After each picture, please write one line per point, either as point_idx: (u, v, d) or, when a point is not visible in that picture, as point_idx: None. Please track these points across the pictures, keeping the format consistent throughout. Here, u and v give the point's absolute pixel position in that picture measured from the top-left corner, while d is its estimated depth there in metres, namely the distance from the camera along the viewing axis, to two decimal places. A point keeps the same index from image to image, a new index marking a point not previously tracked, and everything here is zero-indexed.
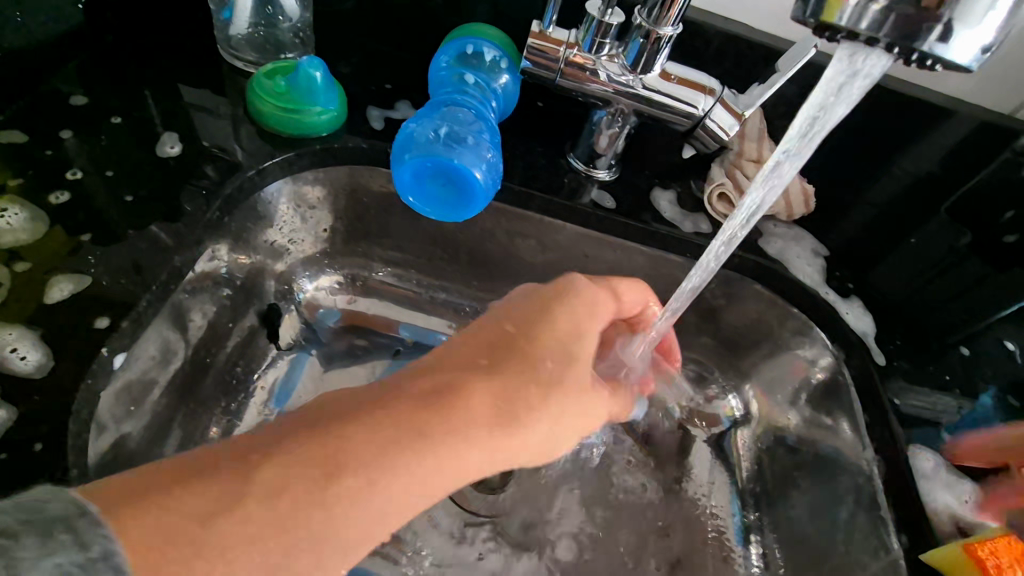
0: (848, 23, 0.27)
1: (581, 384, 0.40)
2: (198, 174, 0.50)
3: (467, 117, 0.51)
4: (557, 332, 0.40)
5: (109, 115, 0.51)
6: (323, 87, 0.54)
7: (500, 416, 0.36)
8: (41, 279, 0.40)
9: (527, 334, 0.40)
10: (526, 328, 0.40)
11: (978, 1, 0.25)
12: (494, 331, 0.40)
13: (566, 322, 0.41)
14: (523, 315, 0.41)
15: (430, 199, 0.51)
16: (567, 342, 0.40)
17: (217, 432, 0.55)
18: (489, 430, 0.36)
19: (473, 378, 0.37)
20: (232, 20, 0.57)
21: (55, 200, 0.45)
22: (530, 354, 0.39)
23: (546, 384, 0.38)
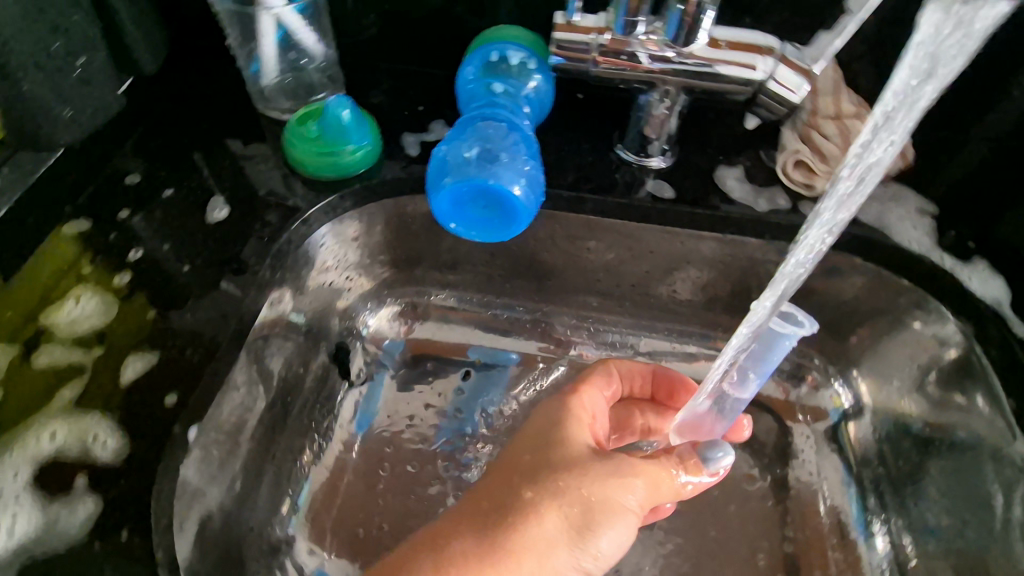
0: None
1: (579, 541, 0.40)
2: (249, 231, 0.51)
3: (499, 131, 0.48)
4: (585, 496, 0.40)
5: (161, 189, 0.53)
6: (353, 125, 0.53)
7: (560, 501, 0.40)
8: (116, 362, 0.41)
9: (567, 502, 0.40)
10: (572, 496, 0.40)
11: None
12: (565, 493, 0.40)
13: (573, 426, 0.44)
14: (565, 488, 0.40)
15: (473, 222, 0.49)
16: (599, 515, 0.40)
17: (310, 457, 0.57)
18: (559, 501, 0.40)
19: (525, 536, 0.39)
20: (262, 72, 0.56)
21: (119, 282, 0.47)
22: (571, 528, 0.40)
23: (569, 545, 0.39)
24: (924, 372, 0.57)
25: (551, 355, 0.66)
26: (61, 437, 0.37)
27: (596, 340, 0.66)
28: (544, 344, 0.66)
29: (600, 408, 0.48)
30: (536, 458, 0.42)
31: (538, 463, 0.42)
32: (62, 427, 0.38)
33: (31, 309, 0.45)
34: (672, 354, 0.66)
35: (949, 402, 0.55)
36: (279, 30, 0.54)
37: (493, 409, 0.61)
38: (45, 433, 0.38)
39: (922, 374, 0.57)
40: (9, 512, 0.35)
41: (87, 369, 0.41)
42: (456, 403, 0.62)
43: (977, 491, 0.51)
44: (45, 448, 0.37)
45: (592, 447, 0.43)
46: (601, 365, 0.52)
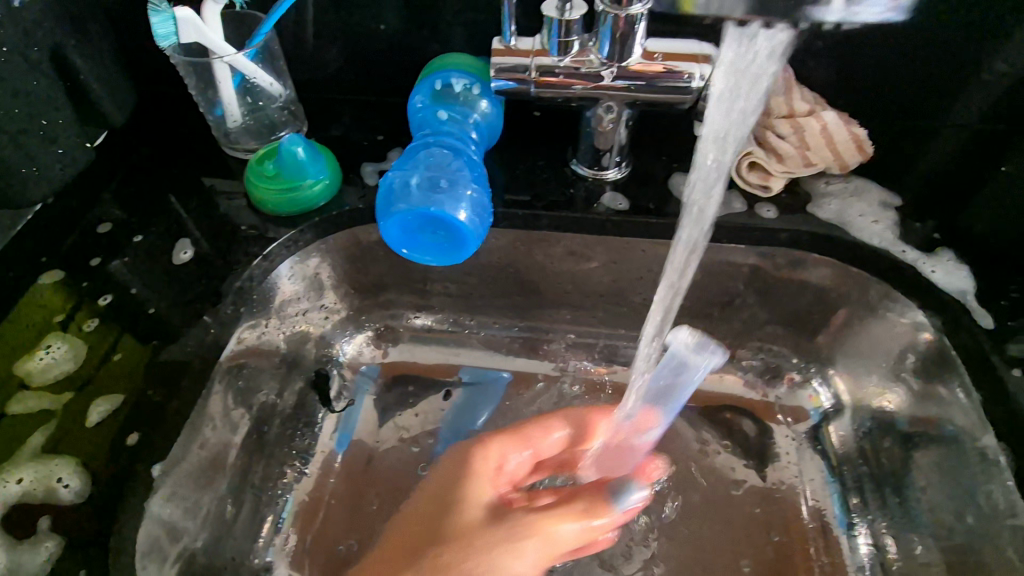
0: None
1: None
2: (213, 269, 0.53)
3: (443, 158, 0.50)
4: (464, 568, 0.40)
5: (130, 235, 0.55)
6: (308, 160, 0.55)
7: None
8: (83, 405, 0.43)
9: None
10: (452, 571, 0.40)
11: None
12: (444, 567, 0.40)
13: (470, 487, 0.45)
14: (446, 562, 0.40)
15: (425, 248, 0.50)
16: None
17: (288, 483, 0.58)
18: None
19: None
20: (225, 115, 0.58)
21: (87, 328, 0.49)
22: None
23: None
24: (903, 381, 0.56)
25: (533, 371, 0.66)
26: (28, 482, 0.39)
27: (569, 351, 0.67)
28: (520, 358, 0.67)
29: (514, 460, 0.47)
30: (429, 521, 0.43)
31: (423, 534, 0.43)
32: (29, 471, 0.40)
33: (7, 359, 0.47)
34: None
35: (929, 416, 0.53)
36: (235, 77, 0.56)
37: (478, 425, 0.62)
38: (14, 478, 0.39)
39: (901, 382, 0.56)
40: None
41: (56, 414, 0.43)
42: (446, 426, 0.62)
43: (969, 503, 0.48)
44: (13, 493, 0.39)
45: (490, 510, 0.44)
46: (537, 420, 0.49)
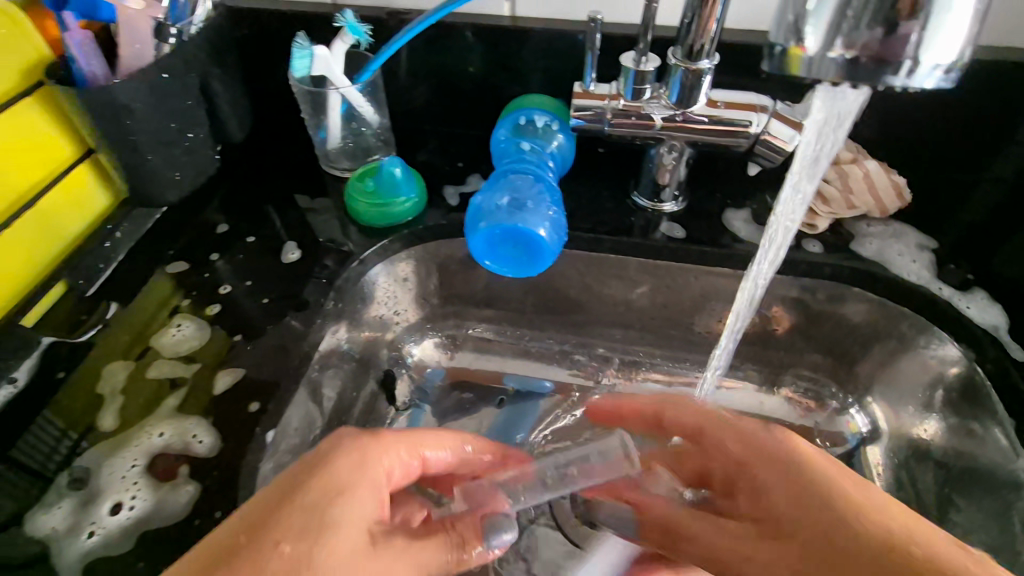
0: (810, 72, 0.33)
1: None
2: (315, 268, 0.60)
3: (526, 183, 0.57)
4: None
5: (244, 235, 0.62)
6: (403, 179, 0.62)
7: None
8: (208, 376, 0.50)
9: None
10: None
11: (938, 35, 0.31)
12: None
13: None
14: None
15: (504, 260, 0.56)
16: None
17: None
18: None
19: None
20: (328, 137, 0.67)
21: (210, 311, 0.55)
22: None
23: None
24: (800, 453, 0.39)
25: (584, 385, 0.71)
26: (168, 435, 0.45)
27: (618, 368, 0.71)
28: (572, 371, 0.72)
29: None
30: None
31: None
32: (168, 427, 0.46)
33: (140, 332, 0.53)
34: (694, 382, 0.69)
35: (828, 538, 0.35)
36: (342, 107, 0.64)
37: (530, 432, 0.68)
38: (155, 431, 0.46)
39: (794, 463, 0.38)
40: (128, 491, 0.42)
41: (187, 382, 0.49)
42: (493, 428, 0.67)
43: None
44: (155, 444, 0.45)
45: None
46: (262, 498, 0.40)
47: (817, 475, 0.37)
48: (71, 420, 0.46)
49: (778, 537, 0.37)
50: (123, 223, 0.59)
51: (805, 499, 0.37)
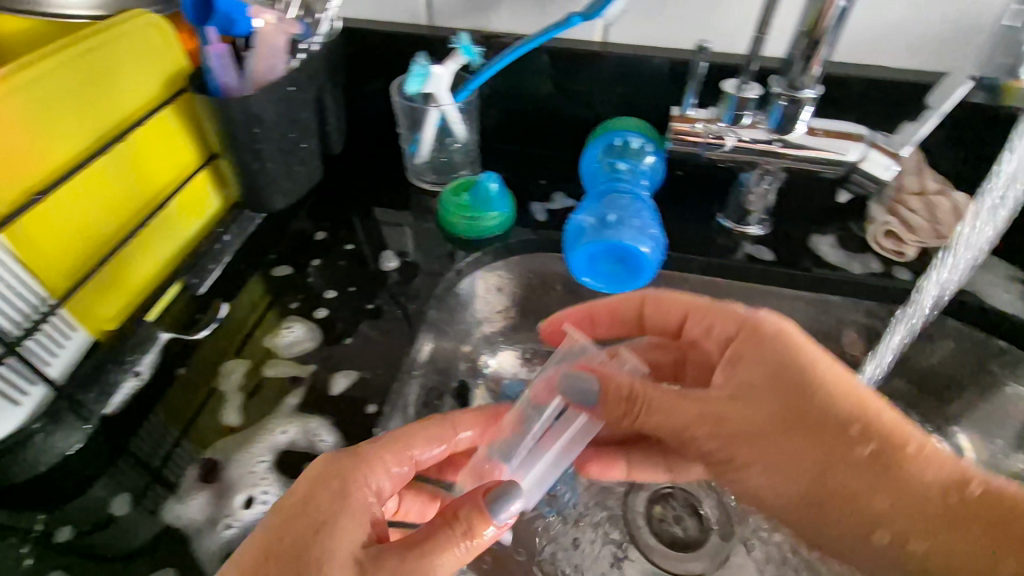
0: None
1: None
2: (413, 277, 0.61)
3: (626, 202, 0.58)
4: None
5: (342, 243, 0.64)
6: (498, 194, 0.64)
7: None
8: (323, 377, 0.51)
9: None
10: None
11: None
12: None
13: None
14: None
15: (602, 276, 0.58)
16: None
17: None
18: None
19: None
20: (417, 151, 0.69)
21: (319, 315, 0.56)
22: None
23: None
24: (789, 335, 0.42)
25: None
26: (291, 432, 0.47)
27: None
28: None
29: None
30: None
31: None
32: (291, 425, 0.47)
33: (253, 332, 0.54)
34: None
35: (810, 418, 0.40)
36: (437, 121, 0.65)
37: None
38: (279, 429, 0.47)
39: (784, 346, 0.42)
40: (261, 486, 0.44)
41: (303, 382, 0.50)
42: None
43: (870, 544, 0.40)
44: (280, 440, 0.46)
45: None
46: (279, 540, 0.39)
47: (801, 359, 0.41)
48: (195, 418, 0.47)
49: (773, 420, 0.41)
50: (230, 227, 0.61)
51: (789, 376, 0.41)
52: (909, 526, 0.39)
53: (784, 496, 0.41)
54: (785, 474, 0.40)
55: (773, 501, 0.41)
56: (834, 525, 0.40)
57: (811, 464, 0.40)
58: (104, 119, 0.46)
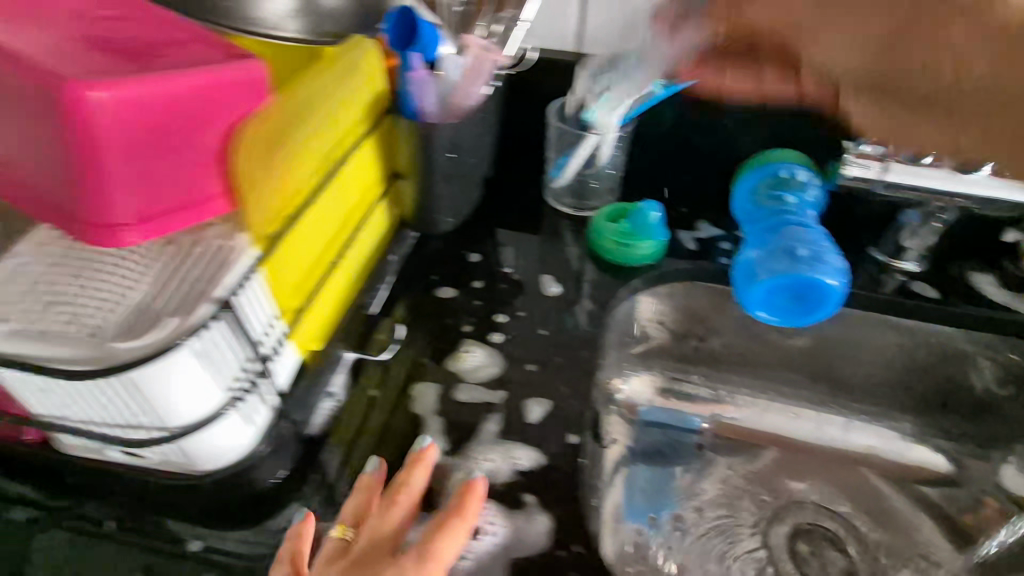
0: None
1: None
2: (577, 303, 0.61)
3: (804, 234, 0.58)
4: None
5: (502, 266, 0.64)
6: (657, 224, 0.64)
7: None
8: (516, 404, 0.50)
9: None
10: None
11: None
12: None
13: None
14: None
15: (780, 308, 0.57)
16: None
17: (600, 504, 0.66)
18: None
19: None
20: (560, 176, 0.69)
21: (496, 339, 0.56)
22: None
23: None
24: None
25: (775, 430, 0.76)
26: (495, 462, 0.46)
27: (808, 415, 0.76)
28: (764, 415, 0.76)
29: None
30: None
31: None
32: (494, 454, 0.47)
33: (435, 355, 0.54)
34: (903, 444, 0.72)
35: None
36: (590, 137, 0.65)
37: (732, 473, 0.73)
38: (482, 458, 0.46)
39: None
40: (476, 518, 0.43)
41: (497, 410, 0.50)
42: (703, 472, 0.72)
43: (938, 29, 0.38)
44: (485, 470, 0.46)
45: None
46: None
47: None
48: (396, 445, 0.47)
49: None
50: (395, 246, 0.61)
51: None
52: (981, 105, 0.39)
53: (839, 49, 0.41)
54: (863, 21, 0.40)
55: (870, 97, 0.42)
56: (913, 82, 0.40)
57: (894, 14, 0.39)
58: (337, 145, 0.47)
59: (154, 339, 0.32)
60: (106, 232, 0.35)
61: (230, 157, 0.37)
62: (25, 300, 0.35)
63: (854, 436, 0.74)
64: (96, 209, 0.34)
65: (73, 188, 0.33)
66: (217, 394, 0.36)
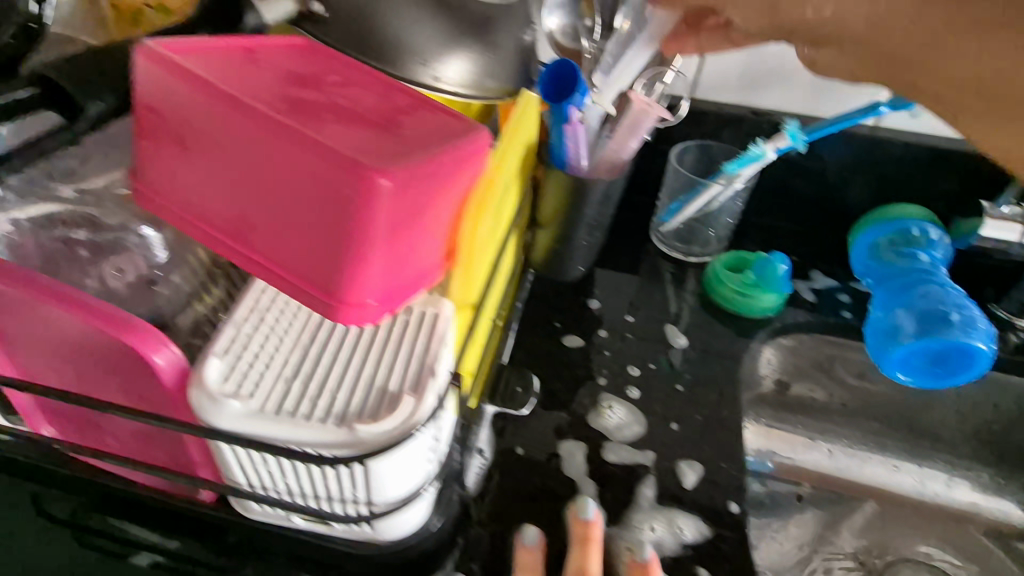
0: None
1: None
2: (706, 354, 0.59)
3: (941, 295, 0.57)
4: None
5: (624, 314, 0.62)
6: (784, 276, 0.62)
7: None
8: (669, 467, 0.49)
9: None
10: None
11: None
12: None
13: None
14: None
15: (916, 369, 0.56)
16: None
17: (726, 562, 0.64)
18: None
19: None
20: (670, 220, 0.67)
21: (632, 394, 0.55)
22: None
23: None
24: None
25: (875, 482, 0.75)
26: (661, 530, 0.46)
27: (903, 467, 0.76)
28: (861, 464, 0.76)
29: None
30: None
31: None
32: (658, 522, 0.46)
33: (575, 411, 0.53)
34: (1003, 502, 0.73)
35: None
36: (697, 190, 0.64)
37: (838, 525, 0.72)
38: (647, 525, 0.46)
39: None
40: None
41: (649, 472, 0.49)
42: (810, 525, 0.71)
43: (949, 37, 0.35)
44: (652, 539, 0.45)
45: None
46: None
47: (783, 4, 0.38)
48: (552, 510, 0.46)
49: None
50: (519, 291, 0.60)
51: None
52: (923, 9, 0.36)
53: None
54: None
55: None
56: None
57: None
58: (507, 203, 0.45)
59: (400, 424, 0.29)
60: (353, 309, 0.29)
61: (459, 224, 0.34)
62: (242, 377, 0.30)
63: (953, 492, 0.74)
64: (352, 283, 0.28)
65: (335, 259, 0.28)
66: (422, 473, 0.34)
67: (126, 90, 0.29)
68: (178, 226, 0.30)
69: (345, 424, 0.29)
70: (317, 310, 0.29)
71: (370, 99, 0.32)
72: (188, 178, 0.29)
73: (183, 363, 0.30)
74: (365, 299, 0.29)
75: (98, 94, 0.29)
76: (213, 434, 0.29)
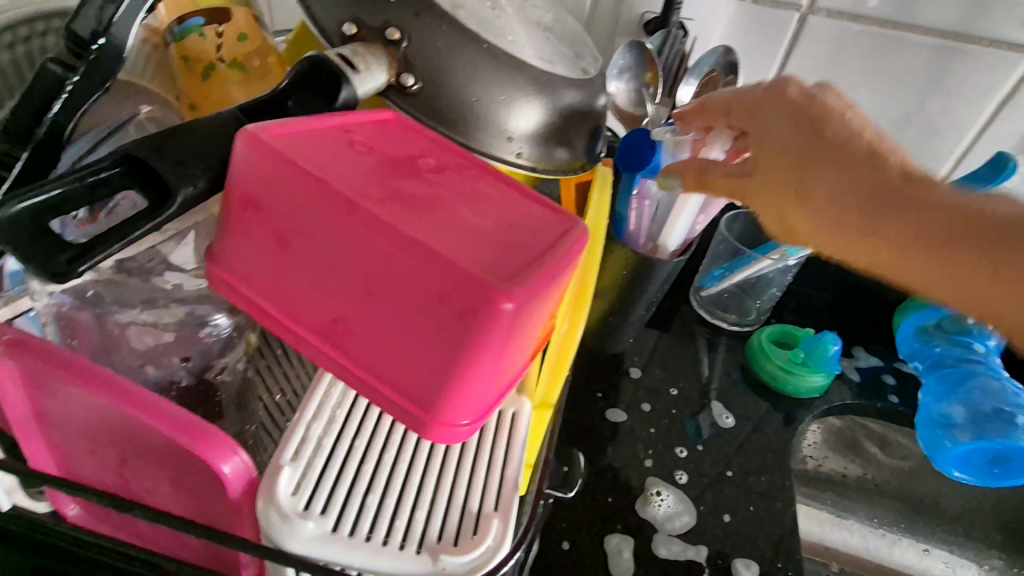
0: None
1: None
2: (753, 435, 0.57)
3: (997, 389, 0.55)
4: None
5: (667, 385, 0.59)
6: (833, 357, 0.59)
7: None
8: (725, 564, 0.47)
9: None
10: None
11: None
12: None
13: None
14: None
15: (967, 465, 0.55)
16: None
17: None
18: None
19: None
20: (713, 285, 0.65)
21: (682, 479, 0.52)
22: None
23: None
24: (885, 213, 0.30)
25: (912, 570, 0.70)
26: None
27: (940, 557, 0.72)
28: (897, 550, 0.72)
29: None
30: None
31: None
32: None
33: (625, 496, 0.50)
34: None
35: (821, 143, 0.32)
36: (745, 260, 0.61)
37: None
38: None
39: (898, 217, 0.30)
40: None
41: (704, 571, 0.47)
42: None
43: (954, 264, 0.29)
44: None
45: None
46: None
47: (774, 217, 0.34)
48: None
49: (805, 175, 0.31)
50: None
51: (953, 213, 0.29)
52: (939, 239, 0.29)
53: (837, 221, 0.31)
54: (856, 199, 0.30)
55: (820, 204, 0.31)
56: (886, 224, 0.30)
57: (872, 182, 0.30)
58: None
59: (491, 556, 0.27)
60: (448, 429, 0.26)
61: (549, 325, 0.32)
62: (313, 491, 0.27)
63: None
64: (452, 403, 0.26)
65: (435, 378, 0.25)
66: None
67: (214, 168, 0.26)
68: (255, 318, 0.28)
69: (430, 552, 0.26)
70: (407, 424, 0.27)
71: (471, 188, 0.30)
72: (279, 270, 0.26)
73: (250, 471, 0.27)
74: (461, 418, 0.26)
75: (189, 175, 0.25)
76: (280, 557, 0.26)
